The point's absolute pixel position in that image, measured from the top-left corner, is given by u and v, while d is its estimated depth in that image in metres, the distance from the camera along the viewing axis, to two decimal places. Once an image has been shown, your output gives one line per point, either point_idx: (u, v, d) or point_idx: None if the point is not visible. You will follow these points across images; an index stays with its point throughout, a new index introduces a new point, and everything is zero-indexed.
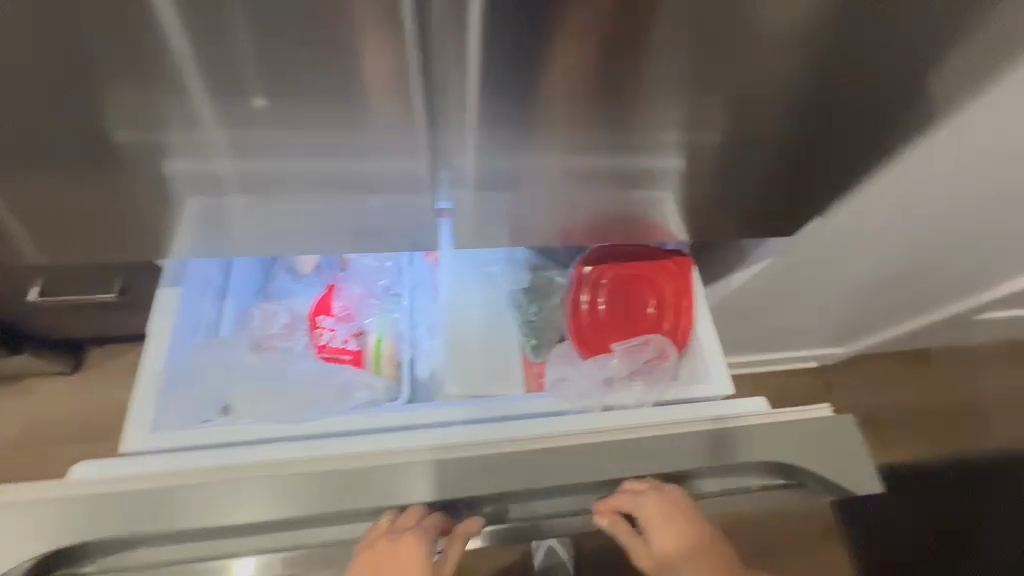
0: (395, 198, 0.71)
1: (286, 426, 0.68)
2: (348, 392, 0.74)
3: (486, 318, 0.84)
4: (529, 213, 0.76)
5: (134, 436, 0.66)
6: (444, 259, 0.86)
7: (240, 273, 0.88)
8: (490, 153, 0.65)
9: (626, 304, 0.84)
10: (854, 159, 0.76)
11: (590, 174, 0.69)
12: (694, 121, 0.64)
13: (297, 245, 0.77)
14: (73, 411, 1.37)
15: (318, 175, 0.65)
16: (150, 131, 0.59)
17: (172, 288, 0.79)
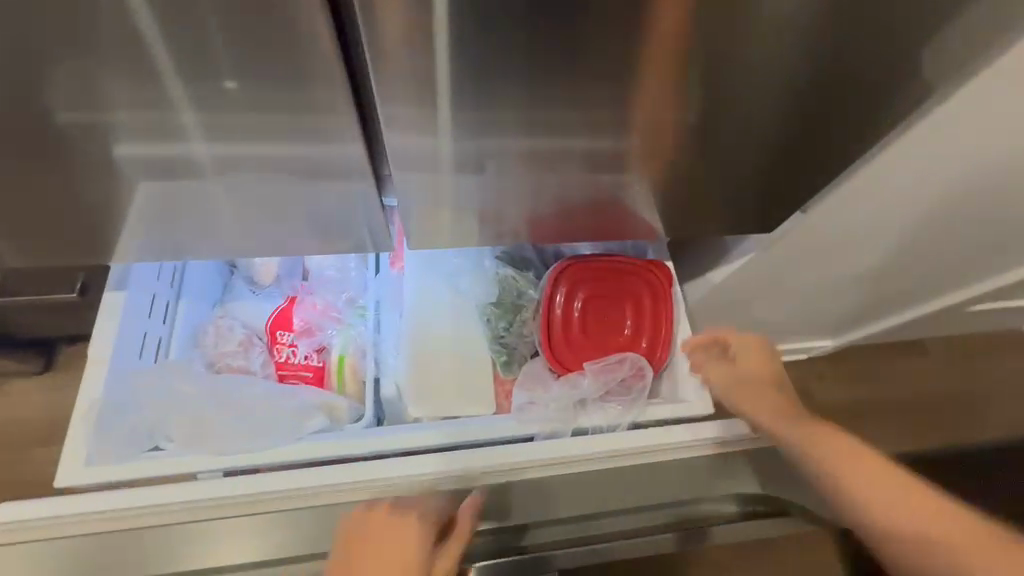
0: (363, 190, 0.65)
1: (241, 458, 0.63)
2: (304, 417, 0.67)
3: (459, 331, 0.77)
4: (503, 209, 0.71)
5: (68, 471, 0.60)
6: (412, 267, 0.79)
7: (194, 277, 0.79)
8: (471, 149, 0.61)
9: (601, 317, 0.79)
10: (843, 147, 0.72)
11: (573, 169, 0.66)
12: (688, 120, 0.61)
13: (258, 244, 0.73)
14: (41, 413, 1.30)
15: (279, 165, 0.59)
16: (88, 115, 0.52)
17: (115, 298, 0.69)
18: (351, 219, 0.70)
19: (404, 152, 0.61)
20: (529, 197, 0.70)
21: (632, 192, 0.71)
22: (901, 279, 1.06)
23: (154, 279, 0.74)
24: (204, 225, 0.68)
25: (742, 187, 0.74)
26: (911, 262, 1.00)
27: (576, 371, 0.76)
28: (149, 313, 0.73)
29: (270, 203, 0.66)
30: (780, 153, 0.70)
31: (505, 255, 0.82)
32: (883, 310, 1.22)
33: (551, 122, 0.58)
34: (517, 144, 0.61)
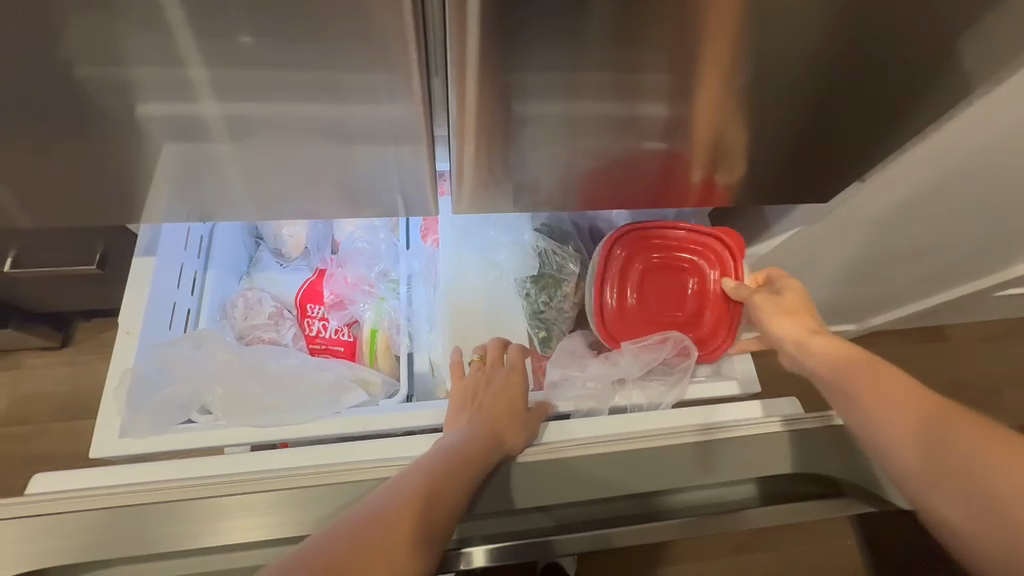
0: (396, 154, 0.62)
1: (280, 429, 0.60)
2: (341, 390, 0.65)
3: (493, 306, 0.75)
4: (541, 176, 0.68)
5: (101, 442, 0.58)
6: (446, 241, 0.77)
7: (220, 248, 0.77)
8: (510, 110, 0.57)
9: (658, 293, 0.77)
10: (903, 117, 0.67)
11: (617, 134, 0.62)
12: (739, 88, 0.57)
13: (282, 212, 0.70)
14: (62, 385, 1.30)
15: (309, 124, 0.56)
16: (108, 69, 0.49)
17: (147, 261, 0.66)
18: (380, 186, 0.67)
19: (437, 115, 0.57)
20: (563, 164, 0.66)
21: (671, 163, 0.68)
22: (938, 259, 1.02)
23: (184, 249, 0.72)
24: (227, 192, 0.66)
25: (785, 160, 0.71)
26: (949, 243, 0.96)
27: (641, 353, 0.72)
28: (178, 282, 0.70)
29: (294, 166, 0.63)
30: (830, 126, 0.66)
31: (544, 229, 0.80)
32: (913, 293, 1.19)
33: (593, 86, 0.54)
34: (556, 110, 0.57)
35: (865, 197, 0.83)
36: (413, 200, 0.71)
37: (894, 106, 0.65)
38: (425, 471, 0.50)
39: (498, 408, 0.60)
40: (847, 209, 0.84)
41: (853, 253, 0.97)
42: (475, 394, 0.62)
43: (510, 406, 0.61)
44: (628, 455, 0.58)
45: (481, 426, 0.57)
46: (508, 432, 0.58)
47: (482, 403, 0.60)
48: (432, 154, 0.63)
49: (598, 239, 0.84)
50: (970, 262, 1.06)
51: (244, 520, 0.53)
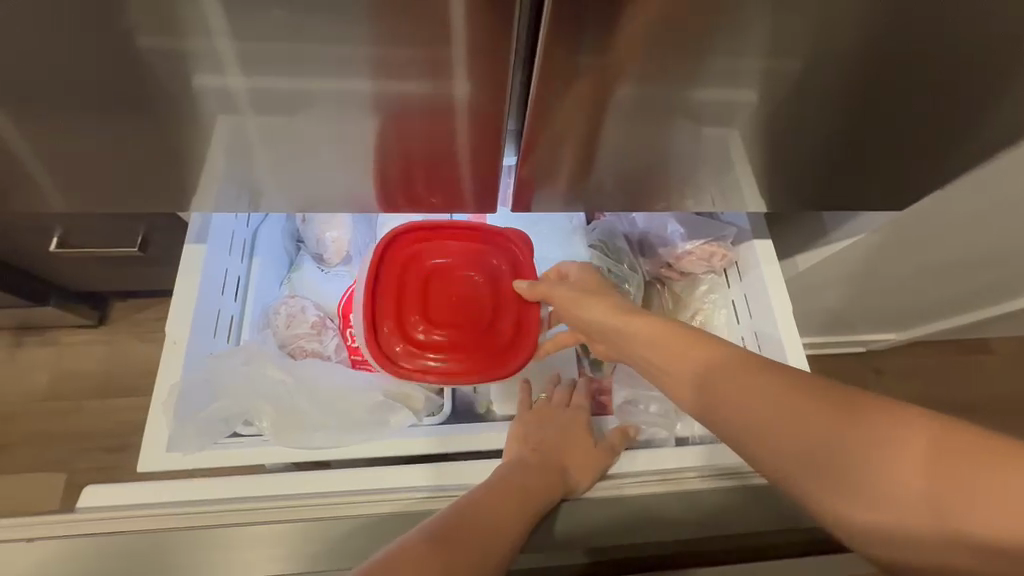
0: (437, 138, 0.60)
1: (323, 452, 0.60)
2: (387, 411, 0.64)
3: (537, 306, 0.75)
4: (591, 168, 0.66)
5: (148, 458, 0.58)
6: None
7: (265, 248, 0.77)
8: (556, 95, 0.55)
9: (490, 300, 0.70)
10: (977, 120, 0.62)
11: (666, 125, 0.59)
12: (798, 74, 0.55)
13: (320, 196, 0.70)
14: (93, 365, 1.32)
15: (355, 99, 0.55)
16: (163, 39, 0.49)
17: (197, 249, 0.67)
18: (424, 173, 0.66)
19: (480, 94, 0.55)
20: (613, 155, 0.64)
21: (722, 157, 0.65)
22: (1002, 269, 0.95)
23: (228, 254, 0.71)
24: (272, 173, 0.66)
25: (842, 159, 0.67)
26: (1008, 253, 0.90)
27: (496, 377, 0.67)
28: (223, 289, 0.69)
29: (336, 147, 0.62)
30: (891, 123, 0.62)
31: (598, 246, 0.79)
32: (966, 308, 1.12)
33: (647, 70, 0.52)
34: (605, 97, 0.55)
35: (931, 204, 0.77)
36: (460, 197, 0.70)
37: (966, 106, 0.61)
38: (470, 503, 0.51)
39: (559, 447, 0.61)
40: (913, 217, 0.78)
41: (905, 265, 0.92)
42: (540, 431, 0.63)
43: (573, 444, 0.61)
44: (676, 496, 0.58)
45: (540, 461, 0.58)
46: (573, 471, 0.58)
47: (542, 441, 0.61)
48: (473, 141, 0.61)
49: (648, 253, 0.79)
50: None
51: (278, 553, 0.52)
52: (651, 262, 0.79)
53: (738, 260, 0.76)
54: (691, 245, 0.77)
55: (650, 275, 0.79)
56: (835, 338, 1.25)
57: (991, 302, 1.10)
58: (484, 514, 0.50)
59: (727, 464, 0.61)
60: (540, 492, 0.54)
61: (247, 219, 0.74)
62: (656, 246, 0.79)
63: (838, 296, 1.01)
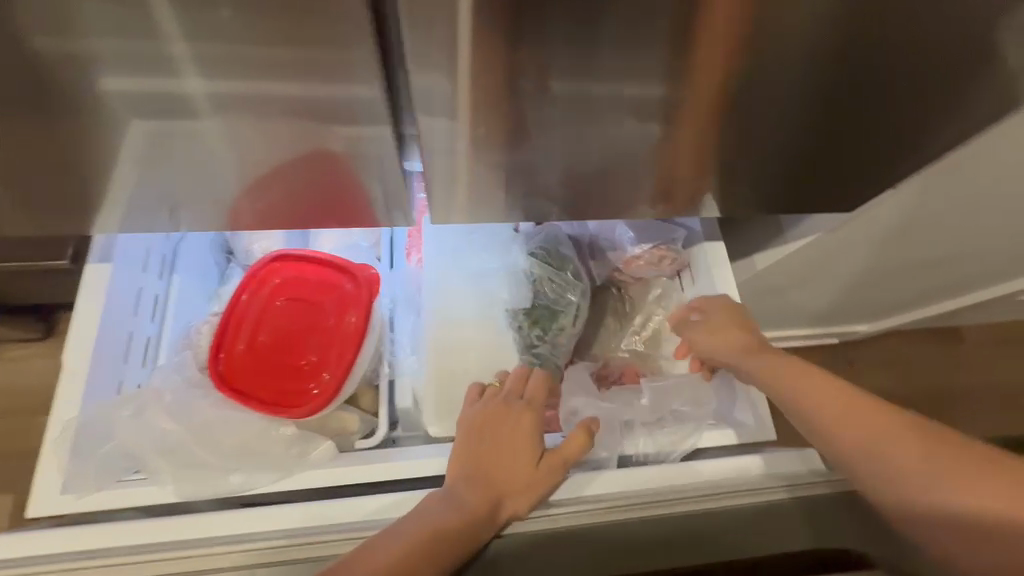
0: (360, 141, 0.56)
1: (232, 489, 0.56)
2: (311, 443, 0.58)
3: (480, 310, 0.69)
4: (531, 170, 0.61)
5: (42, 501, 0.54)
6: (429, 258, 0.70)
7: (186, 263, 0.71)
8: (481, 93, 0.51)
9: (325, 334, 0.62)
10: (927, 120, 0.60)
11: (606, 123, 0.56)
12: (759, 70, 0.52)
13: (244, 208, 0.65)
14: (36, 380, 1.25)
15: (260, 101, 0.50)
16: (41, 38, 0.44)
17: (98, 271, 0.62)
18: (357, 182, 0.61)
19: (424, 94, 0.51)
20: (565, 158, 0.60)
21: (669, 157, 0.61)
22: (965, 265, 0.95)
23: (140, 272, 0.66)
24: (202, 184, 0.61)
25: (795, 159, 0.64)
26: (970, 248, 0.88)
27: (250, 406, 0.59)
28: (133, 311, 0.65)
29: (252, 153, 0.57)
30: (841, 121, 0.60)
31: (540, 252, 0.72)
32: (931, 300, 1.10)
33: (606, 67, 0.49)
34: (538, 96, 0.51)
35: (889, 202, 0.74)
36: (394, 206, 0.65)
37: (932, 105, 0.58)
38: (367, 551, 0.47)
39: (498, 468, 0.56)
40: (871, 215, 0.76)
41: (867, 262, 0.89)
42: (488, 437, 0.59)
43: (515, 467, 0.57)
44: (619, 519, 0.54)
45: (477, 489, 0.54)
46: (509, 499, 0.54)
47: (485, 456, 0.58)
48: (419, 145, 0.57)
49: (597, 257, 0.76)
50: (991, 270, 0.98)
51: None
52: (601, 266, 0.77)
53: (688, 262, 0.74)
54: (640, 248, 0.74)
55: (602, 279, 0.78)
56: (804, 334, 1.22)
57: (954, 295, 1.08)
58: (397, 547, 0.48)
59: (670, 487, 0.57)
60: (467, 525, 0.51)
61: (164, 234, 0.68)
62: (604, 249, 0.76)
63: (803, 294, 0.99)
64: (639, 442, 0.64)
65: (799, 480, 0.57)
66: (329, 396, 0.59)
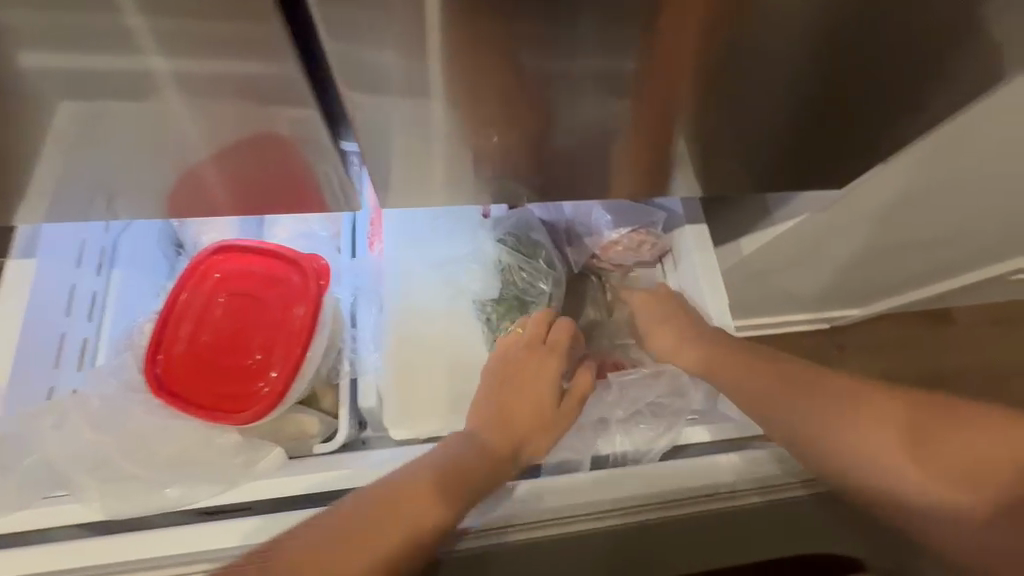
0: (303, 125, 0.51)
1: (170, 505, 0.51)
2: (259, 453, 0.55)
3: (445, 301, 0.65)
4: (495, 152, 0.57)
5: None
6: (391, 248, 0.66)
7: (129, 258, 0.67)
8: (430, 67, 0.46)
9: (271, 332, 0.58)
10: (921, 96, 0.56)
11: (573, 101, 0.51)
12: (748, 46, 0.47)
13: (186, 196, 0.60)
14: None
15: (184, 79, 0.45)
16: None
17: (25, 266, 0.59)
18: (301, 168, 0.56)
19: (375, 71, 0.46)
20: (531, 138, 0.55)
21: (644, 137, 0.57)
22: (955, 247, 0.92)
23: (74, 267, 0.63)
24: (141, 171, 0.56)
25: (779, 138, 0.60)
26: (962, 227, 0.85)
27: (190, 412, 0.55)
28: (67, 309, 0.61)
29: (186, 138, 0.52)
30: (829, 99, 0.55)
31: (510, 238, 0.68)
32: (922, 281, 1.07)
33: (584, 39, 0.44)
34: (494, 72, 0.47)
35: (878, 182, 0.70)
36: (339, 191, 0.60)
37: (934, 81, 0.54)
38: (406, 482, 0.50)
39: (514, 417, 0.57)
40: (860, 196, 0.72)
41: (855, 245, 0.86)
42: (513, 379, 0.59)
43: (539, 409, 0.58)
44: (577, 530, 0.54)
45: (501, 434, 0.55)
46: (532, 440, 0.57)
47: (509, 401, 0.58)
48: (376, 125, 0.52)
49: (574, 244, 0.72)
50: (985, 250, 0.94)
51: None
52: (578, 253, 0.72)
53: (671, 248, 0.70)
54: (618, 232, 0.70)
55: (581, 267, 0.73)
56: (792, 318, 1.19)
57: (946, 275, 1.05)
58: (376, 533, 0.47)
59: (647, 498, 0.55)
60: (494, 468, 0.53)
61: (102, 225, 0.65)
62: (581, 234, 0.72)
63: (790, 278, 0.95)
64: (616, 439, 0.60)
65: (774, 485, 0.57)
66: (274, 399, 0.55)
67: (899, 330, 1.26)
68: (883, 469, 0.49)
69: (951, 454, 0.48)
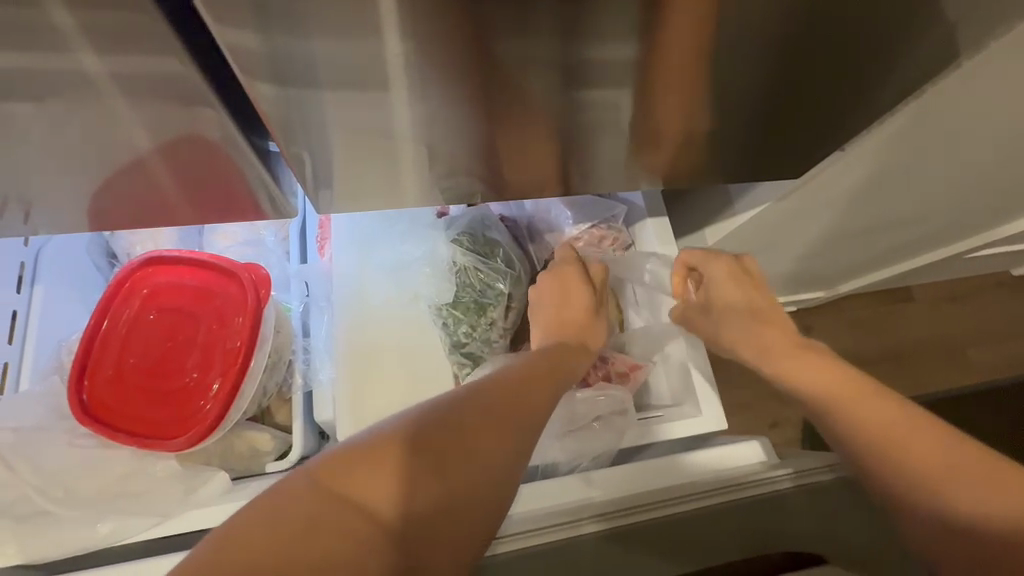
0: (231, 124, 0.47)
1: (114, 537, 0.49)
2: (203, 478, 0.52)
3: (399, 304, 0.63)
4: (444, 148, 0.54)
5: None
6: (342, 251, 0.64)
7: (54, 272, 0.62)
8: (365, 59, 0.42)
9: (207, 348, 0.54)
10: (872, 82, 0.55)
11: (519, 95, 0.48)
12: (711, 41, 0.45)
13: (112, 204, 0.55)
14: None
15: (87, 80, 0.41)
16: None
17: None
18: (231, 170, 0.52)
19: (304, 67, 0.42)
20: (480, 133, 0.53)
21: (596, 130, 0.55)
22: (913, 230, 0.94)
23: None
24: (66, 179, 0.51)
25: (737, 127, 0.58)
26: (922, 211, 0.85)
27: (121, 440, 0.51)
28: None
29: (99, 143, 0.48)
30: (783, 86, 0.54)
31: (466, 238, 0.65)
32: (883, 263, 1.09)
33: (542, 33, 0.41)
34: (432, 66, 0.43)
35: (837, 169, 0.70)
36: (276, 197, 0.57)
37: (891, 72, 0.54)
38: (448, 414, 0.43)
39: (565, 317, 0.61)
40: (819, 183, 0.72)
41: (818, 231, 0.86)
42: (562, 300, 0.61)
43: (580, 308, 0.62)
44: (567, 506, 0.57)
45: (565, 329, 0.60)
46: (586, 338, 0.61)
47: (564, 307, 0.61)
48: (320, 123, 0.49)
49: (536, 239, 0.70)
50: (944, 232, 0.95)
51: None
52: (540, 249, 0.70)
53: (632, 240, 0.71)
54: (578, 229, 0.69)
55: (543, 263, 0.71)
56: None
57: (906, 256, 1.07)
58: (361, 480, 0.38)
59: (635, 497, 0.58)
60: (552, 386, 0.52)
61: (19, 239, 0.60)
62: (542, 231, 0.71)
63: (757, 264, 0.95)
64: (555, 453, 0.64)
65: (804, 470, 0.60)
66: (212, 422, 0.51)
67: (861, 309, 1.29)
68: (797, 388, 0.53)
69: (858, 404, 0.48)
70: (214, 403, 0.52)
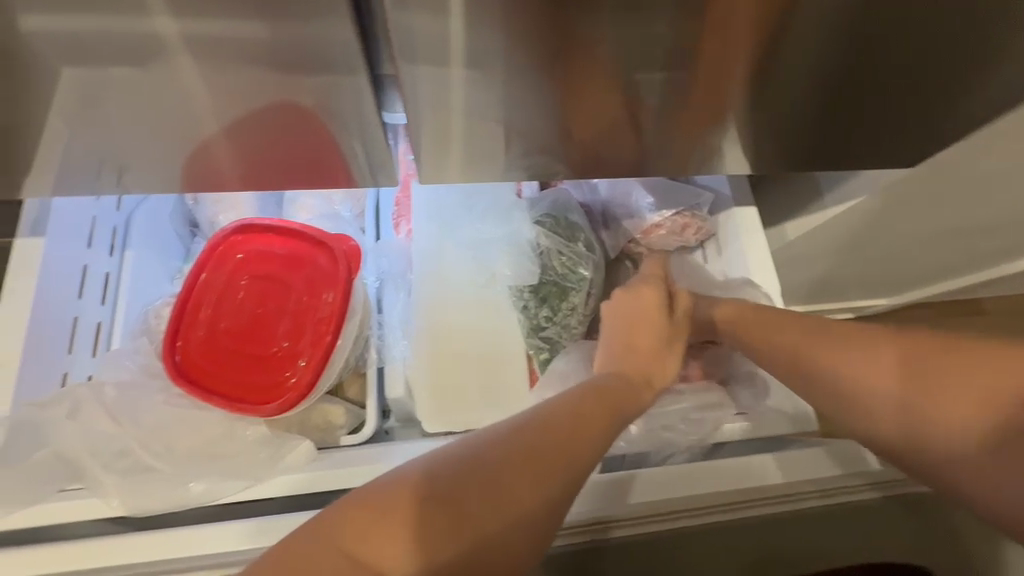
0: (324, 92, 0.46)
1: (207, 495, 0.51)
2: (286, 445, 0.53)
3: (477, 284, 0.63)
4: (530, 126, 0.53)
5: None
6: (422, 228, 0.64)
7: (144, 237, 0.65)
8: (466, 27, 0.41)
9: (298, 318, 0.55)
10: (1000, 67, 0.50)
11: (616, 72, 0.46)
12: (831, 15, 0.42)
13: (203, 172, 0.56)
14: None
15: (197, 46, 0.42)
16: None
17: (35, 243, 0.57)
18: (325, 140, 0.53)
19: (404, 35, 0.42)
20: (570, 113, 0.51)
21: (691, 112, 0.52)
22: (1016, 233, 0.85)
23: (86, 247, 0.61)
24: (154, 146, 0.53)
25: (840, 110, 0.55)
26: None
27: (215, 404, 0.53)
28: (81, 290, 0.60)
29: (200, 111, 0.48)
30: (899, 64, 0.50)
31: (548, 220, 0.64)
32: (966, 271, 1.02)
33: None
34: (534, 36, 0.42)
35: (939, 164, 0.65)
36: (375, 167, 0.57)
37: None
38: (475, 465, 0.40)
39: (635, 346, 0.55)
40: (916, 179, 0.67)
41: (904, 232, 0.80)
42: (634, 333, 0.56)
43: (652, 341, 0.56)
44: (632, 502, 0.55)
45: (631, 364, 0.54)
46: (656, 376, 0.55)
47: (636, 343, 0.55)
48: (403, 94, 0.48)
49: (612, 224, 0.68)
50: None
51: None
52: (615, 236, 0.68)
53: (715, 232, 0.67)
54: (660, 215, 0.66)
55: (616, 251, 0.69)
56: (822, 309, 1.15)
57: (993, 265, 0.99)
58: (378, 537, 0.36)
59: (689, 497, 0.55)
60: (611, 428, 0.46)
61: (113, 202, 0.62)
62: (619, 216, 0.68)
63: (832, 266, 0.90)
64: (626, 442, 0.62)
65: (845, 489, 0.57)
66: (303, 392, 0.52)
67: None
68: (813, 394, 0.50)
69: (954, 385, 0.44)
70: (305, 373, 0.53)
